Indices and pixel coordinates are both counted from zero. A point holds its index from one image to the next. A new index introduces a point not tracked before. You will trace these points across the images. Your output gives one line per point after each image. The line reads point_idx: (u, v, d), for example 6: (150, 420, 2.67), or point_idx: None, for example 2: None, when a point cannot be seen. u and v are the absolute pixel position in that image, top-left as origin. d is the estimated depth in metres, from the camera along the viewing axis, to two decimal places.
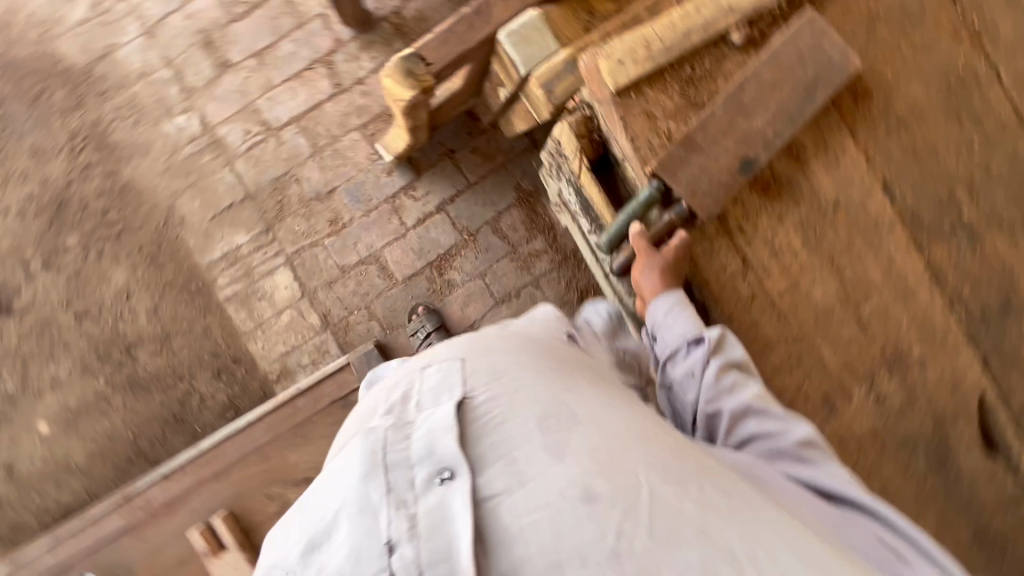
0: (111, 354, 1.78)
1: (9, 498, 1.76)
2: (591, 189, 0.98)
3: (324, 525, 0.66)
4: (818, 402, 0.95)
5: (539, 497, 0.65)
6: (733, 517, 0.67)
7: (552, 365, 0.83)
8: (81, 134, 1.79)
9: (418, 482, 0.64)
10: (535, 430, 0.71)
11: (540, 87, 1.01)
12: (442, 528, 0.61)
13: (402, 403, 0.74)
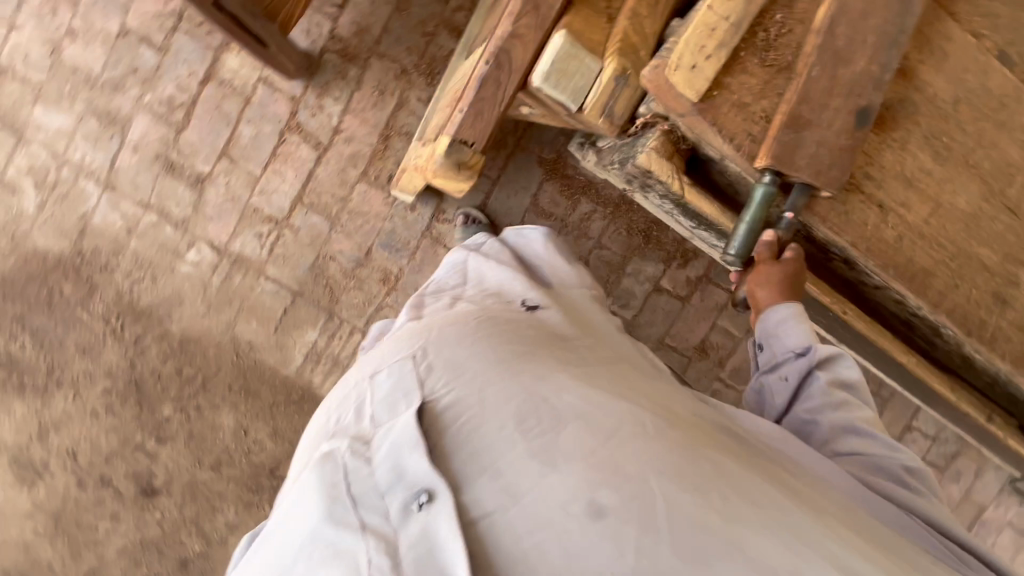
0: (261, 485, 1.84)
1: None
2: (698, 201, 0.92)
3: (303, 566, 0.67)
4: (990, 302, 0.91)
5: (533, 512, 0.64)
6: (740, 505, 0.65)
7: (513, 351, 0.85)
8: (115, 315, 1.73)
9: (397, 513, 0.65)
10: (518, 439, 0.70)
11: (597, 117, 0.90)
12: (431, 551, 0.62)
13: (367, 429, 0.77)
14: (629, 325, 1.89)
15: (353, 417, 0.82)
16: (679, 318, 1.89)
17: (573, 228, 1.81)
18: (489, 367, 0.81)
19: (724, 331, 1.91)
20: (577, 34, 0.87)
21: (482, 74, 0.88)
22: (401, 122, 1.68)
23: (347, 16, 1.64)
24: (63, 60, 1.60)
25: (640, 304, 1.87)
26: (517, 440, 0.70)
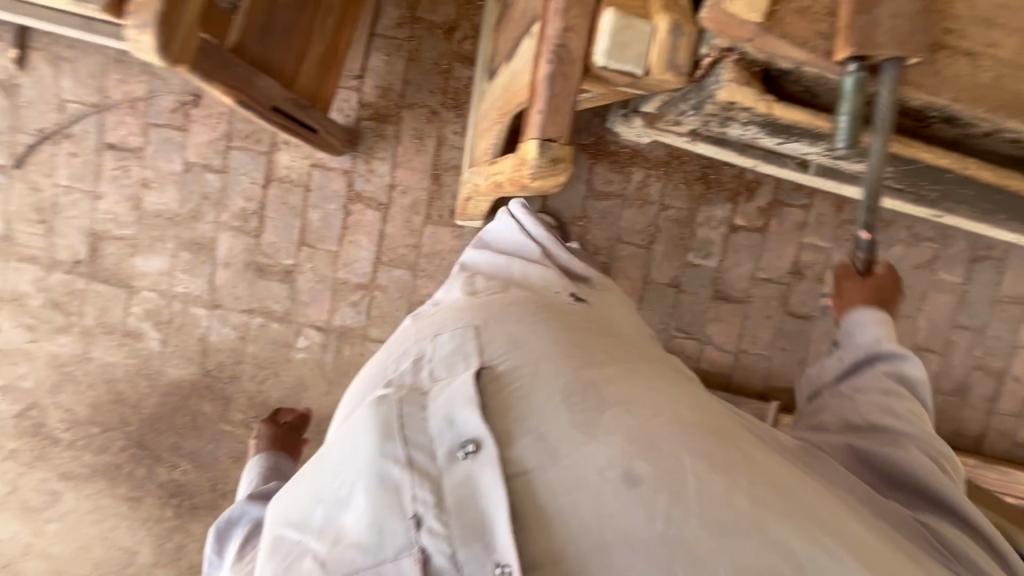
0: None
1: None
2: (789, 114, 0.94)
3: (343, 496, 0.68)
4: None
5: (571, 471, 0.66)
6: (765, 495, 0.65)
7: (568, 342, 0.86)
8: (252, 418, 1.86)
9: (442, 457, 0.67)
10: (565, 408, 0.72)
11: (663, 72, 0.93)
12: (471, 500, 0.64)
13: (419, 383, 0.78)
14: (717, 272, 1.90)
15: (407, 369, 0.83)
16: (762, 249, 1.89)
17: (632, 198, 1.86)
18: (542, 347, 0.83)
19: (812, 247, 1.89)
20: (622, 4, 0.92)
21: (548, 74, 0.95)
22: (446, 158, 1.77)
23: (369, 81, 1.75)
24: (145, 208, 1.77)
25: (721, 249, 1.89)
26: (563, 408, 0.72)
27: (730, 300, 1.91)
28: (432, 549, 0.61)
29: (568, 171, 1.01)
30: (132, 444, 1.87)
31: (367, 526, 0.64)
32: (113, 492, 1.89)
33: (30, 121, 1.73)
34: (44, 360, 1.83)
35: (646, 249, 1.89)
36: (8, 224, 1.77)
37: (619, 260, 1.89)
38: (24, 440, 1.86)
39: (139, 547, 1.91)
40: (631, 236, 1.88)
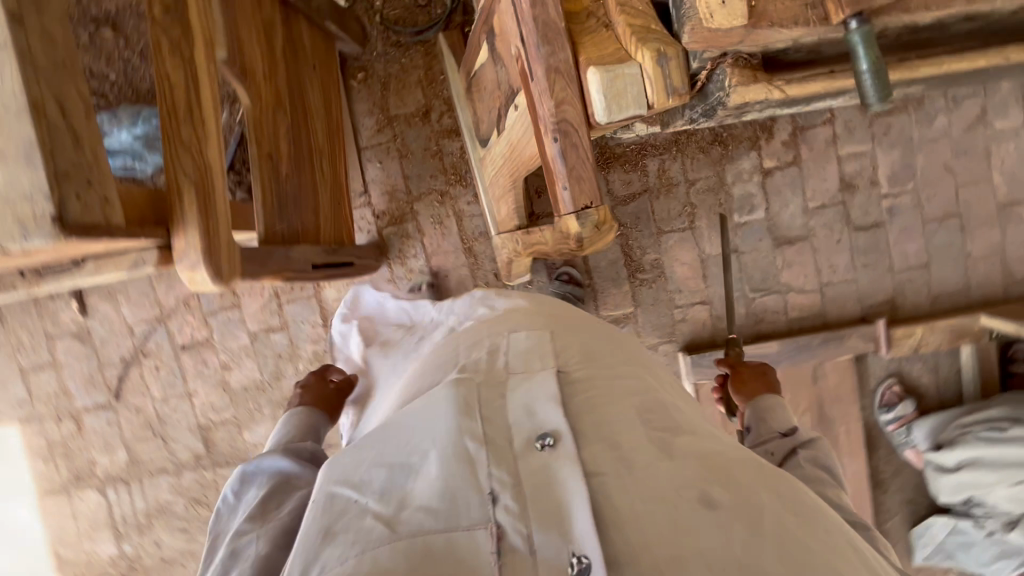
0: None
1: None
2: (808, 86, 0.93)
3: (409, 460, 0.65)
4: None
5: (647, 480, 0.60)
6: (835, 553, 0.58)
7: (630, 367, 0.84)
8: None
9: (520, 444, 0.63)
10: (639, 426, 0.69)
11: (670, 99, 0.92)
12: (552, 490, 0.58)
13: (489, 373, 0.75)
14: (768, 221, 1.85)
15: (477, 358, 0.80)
16: (803, 180, 1.83)
17: (657, 186, 1.83)
18: (611, 366, 0.81)
19: (851, 155, 1.82)
20: (600, 59, 0.93)
21: (559, 152, 0.96)
22: (472, 229, 1.81)
23: (374, 191, 1.80)
24: (234, 387, 1.88)
25: (763, 197, 1.84)
26: (637, 432, 0.67)
27: (792, 241, 1.86)
28: (507, 528, 0.55)
29: (612, 229, 1.02)
30: None
31: (438, 494, 0.59)
32: None
33: (111, 354, 1.88)
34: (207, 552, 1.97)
35: (692, 229, 1.85)
36: (130, 449, 1.93)
37: (669, 250, 1.86)
38: None
39: None
40: (671, 222, 1.85)
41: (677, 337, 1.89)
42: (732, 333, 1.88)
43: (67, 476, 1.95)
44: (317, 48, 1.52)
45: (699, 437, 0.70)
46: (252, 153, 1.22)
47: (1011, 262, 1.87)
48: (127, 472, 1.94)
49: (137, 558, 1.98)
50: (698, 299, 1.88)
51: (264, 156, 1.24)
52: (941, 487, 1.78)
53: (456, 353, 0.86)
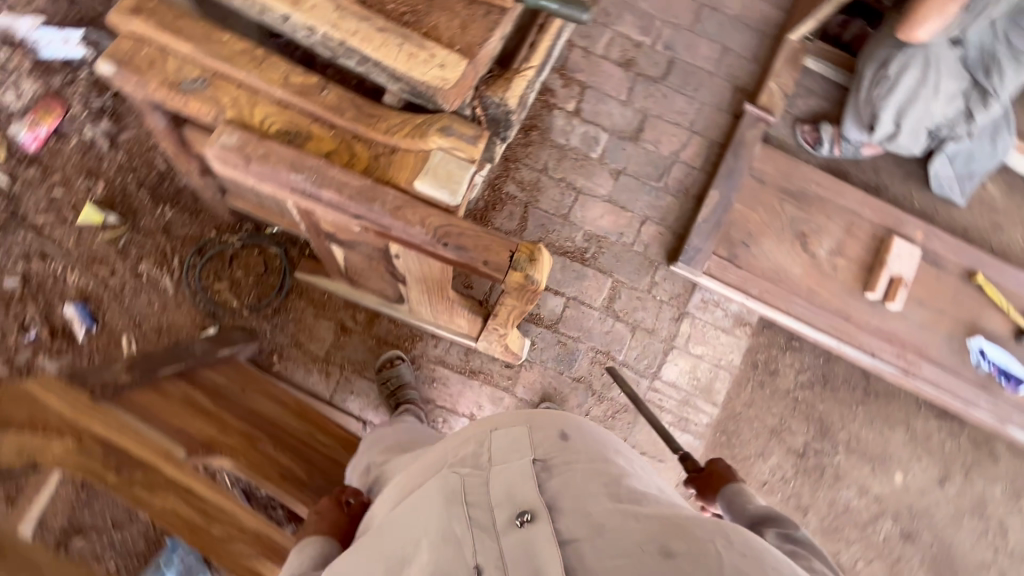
0: (810, 458, 1.95)
1: (955, 462, 1.99)
2: (542, 49, 1.14)
3: (411, 552, 0.73)
4: None
5: (609, 542, 0.68)
6: None
7: (607, 443, 0.88)
8: None
9: (503, 525, 0.72)
10: (608, 491, 0.75)
11: (479, 144, 1.09)
12: (529, 563, 0.67)
13: (474, 461, 0.82)
14: (615, 133, 2.04)
15: (470, 444, 0.85)
16: (602, 90, 2.05)
17: (530, 193, 1.98)
18: (594, 443, 0.86)
19: (608, 47, 2.08)
20: (413, 172, 1.07)
21: (456, 247, 1.04)
22: (458, 357, 1.87)
23: (371, 414, 1.82)
24: None
25: (594, 125, 2.03)
26: (610, 496, 0.75)
27: (642, 126, 2.05)
28: None
29: (541, 248, 1.07)
30: None
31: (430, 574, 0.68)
32: None
33: None
34: None
35: (581, 191, 2.00)
36: None
37: (585, 219, 1.99)
38: None
39: None
40: (565, 202, 1.99)
41: (658, 260, 1.99)
42: (683, 216, 2.01)
43: None
44: (232, 374, 1.58)
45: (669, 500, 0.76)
46: (271, 485, 1.27)
47: None
48: None
49: None
50: (640, 223, 2.00)
51: (281, 479, 1.28)
52: (904, 144, 1.91)
53: (442, 450, 0.87)
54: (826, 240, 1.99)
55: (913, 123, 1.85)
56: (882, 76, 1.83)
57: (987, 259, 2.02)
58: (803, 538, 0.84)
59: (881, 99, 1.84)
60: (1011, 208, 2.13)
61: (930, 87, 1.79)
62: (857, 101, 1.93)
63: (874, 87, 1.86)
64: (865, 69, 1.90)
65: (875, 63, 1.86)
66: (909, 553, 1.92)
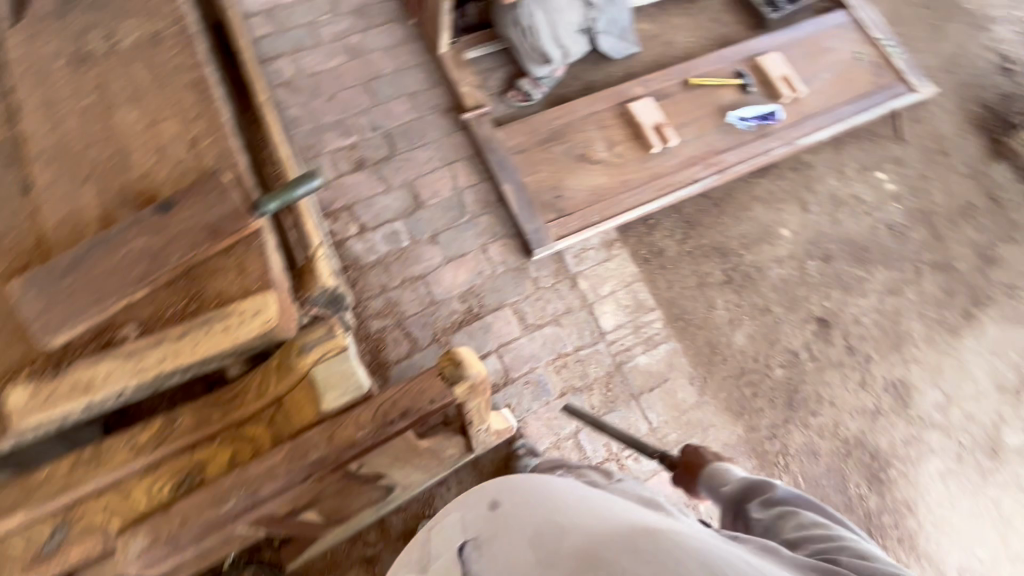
0: (735, 276, 2.24)
1: (800, 190, 2.43)
2: (311, 222, 1.13)
3: None
4: (176, 45, 1.16)
5: None
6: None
7: (541, 492, 0.90)
8: (776, 461, 1.98)
9: None
10: (531, 548, 0.79)
11: (338, 332, 1.09)
12: None
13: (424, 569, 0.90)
14: (403, 215, 2.15)
15: (422, 554, 0.93)
16: (363, 197, 2.15)
17: (393, 313, 2.01)
18: (525, 499, 0.89)
19: (336, 167, 2.18)
20: (311, 402, 1.05)
21: (402, 414, 1.05)
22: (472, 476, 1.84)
23: None
24: None
25: (384, 225, 2.12)
26: (528, 558, 0.78)
27: (415, 194, 2.19)
28: None
29: (455, 350, 1.13)
30: (878, 541, 1.92)
31: None
32: (922, 525, 1.96)
33: None
34: None
35: (424, 274, 2.08)
36: None
37: (448, 289, 2.07)
38: None
39: (936, 469, 2.03)
40: (423, 293, 2.05)
41: (521, 262, 2.13)
42: (504, 220, 2.18)
43: None
44: None
45: (593, 530, 0.79)
46: None
47: (395, 40, 2.41)
48: None
49: None
50: (484, 253, 2.13)
51: None
52: (575, 50, 2.35)
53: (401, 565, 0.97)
54: (598, 145, 2.31)
55: (568, 37, 2.29)
56: (524, 30, 2.23)
57: (685, 66, 2.49)
58: (782, 496, 1.04)
59: (537, 43, 2.25)
60: (664, 27, 2.66)
61: (555, 11, 2.22)
62: (524, 53, 2.32)
63: (526, 39, 2.26)
64: (508, 32, 2.28)
65: (512, 25, 2.25)
66: (837, 267, 2.30)
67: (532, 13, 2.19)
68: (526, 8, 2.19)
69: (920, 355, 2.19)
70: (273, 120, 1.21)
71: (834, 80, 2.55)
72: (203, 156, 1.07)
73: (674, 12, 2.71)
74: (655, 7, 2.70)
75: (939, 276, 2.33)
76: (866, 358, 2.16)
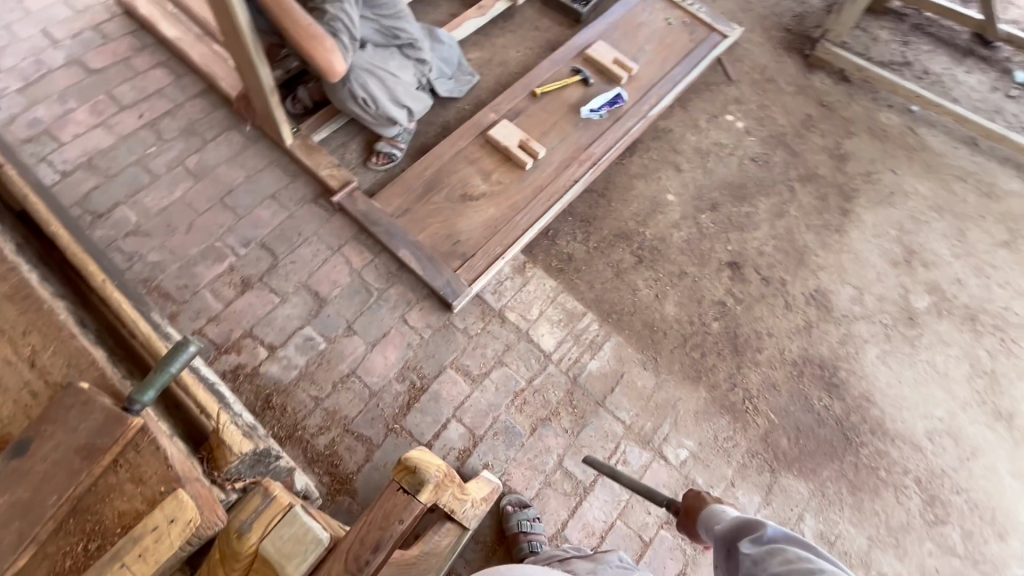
0: (645, 253, 2.32)
1: (669, 154, 2.57)
2: (203, 392, 1.02)
3: None
4: None
5: None
6: None
7: None
8: (746, 408, 2.05)
9: None
10: None
11: (275, 493, 0.98)
12: None
13: None
14: (309, 318, 2.03)
15: None
16: (260, 315, 2.01)
17: (336, 421, 1.88)
18: None
19: (220, 296, 2.03)
20: None
21: (376, 549, 0.97)
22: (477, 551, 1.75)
23: None
24: None
25: (294, 335, 1.99)
26: None
27: (314, 292, 2.08)
28: None
29: (407, 455, 1.07)
30: (856, 440, 2.04)
31: None
32: (884, 410, 2.10)
33: None
34: (915, 559, 1.88)
35: (354, 368, 1.97)
36: None
37: (383, 374, 1.97)
38: (950, 495, 1.99)
39: (875, 356, 2.20)
40: (360, 388, 1.94)
41: (445, 319, 2.08)
42: (413, 284, 2.13)
43: None
44: None
45: None
46: None
47: (237, 147, 2.30)
48: None
49: None
50: (405, 323, 2.06)
51: None
52: (418, 106, 2.33)
53: None
54: (474, 179, 2.32)
55: (408, 96, 2.27)
56: (362, 101, 2.16)
57: (525, 79, 2.58)
58: (771, 534, 1.12)
59: (381, 110, 2.20)
60: (493, 50, 2.74)
61: (388, 75, 2.17)
62: (369, 120, 2.27)
63: (368, 108, 2.20)
64: (347, 106, 2.20)
65: (349, 99, 2.16)
66: (726, 211, 2.45)
67: (366, 84, 2.13)
68: (358, 81, 2.12)
69: (822, 261, 2.37)
70: (123, 304, 1.09)
71: (657, 49, 2.74)
72: (51, 368, 0.94)
73: (497, 34, 2.80)
74: (479, 35, 2.78)
75: (809, 187, 2.55)
76: (782, 282, 2.31)
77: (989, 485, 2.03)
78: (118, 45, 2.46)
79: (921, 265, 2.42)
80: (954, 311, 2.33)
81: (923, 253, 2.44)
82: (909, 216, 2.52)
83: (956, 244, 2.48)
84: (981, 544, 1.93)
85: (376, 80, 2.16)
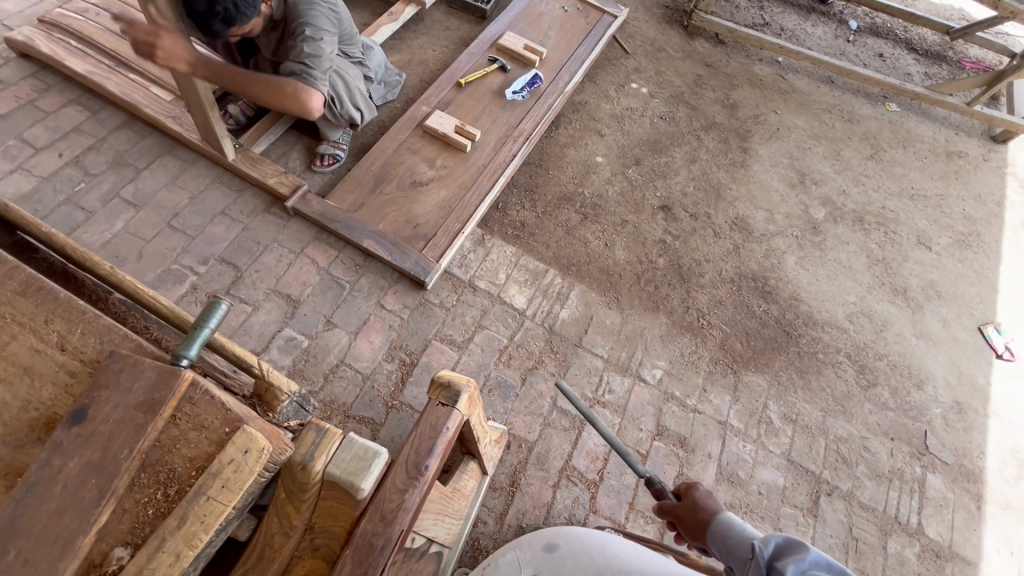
0: (588, 210, 2.55)
1: (590, 123, 2.84)
2: (236, 348, 1.08)
3: None
4: None
5: None
6: None
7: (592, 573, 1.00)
8: (702, 325, 2.32)
9: None
10: None
11: (327, 426, 1.05)
12: None
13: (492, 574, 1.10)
14: (287, 319, 2.06)
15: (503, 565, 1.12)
16: (236, 326, 2.02)
17: (335, 409, 1.92)
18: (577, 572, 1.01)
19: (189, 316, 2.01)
20: (344, 501, 1.01)
21: (431, 455, 1.07)
22: (497, 496, 1.86)
23: None
24: (772, 526, 1.95)
25: (274, 338, 2.02)
26: None
27: (286, 295, 2.11)
28: None
29: (439, 376, 1.19)
30: (795, 334, 2.37)
31: None
32: (811, 305, 2.46)
33: None
34: (860, 419, 2.22)
35: (341, 358, 2.02)
36: (888, 546, 1.98)
37: (372, 358, 2.04)
38: (875, 362, 2.37)
39: (794, 263, 2.56)
40: (352, 375, 1.99)
41: (420, 297, 2.19)
42: (382, 271, 2.22)
43: (958, 567, 1.99)
44: None
45: None
46: None
47: (175, 172, 2.29)
48: (901, 530, 2.02)
49: (923, 457, 2.18)
50: (383, 308, 2.14)
51: None
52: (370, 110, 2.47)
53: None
54: (420, 168, 2.45)
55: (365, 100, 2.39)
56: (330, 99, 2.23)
57: (448, 73, 2.76)
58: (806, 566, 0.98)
59: (344, 109, 2.29)
60: (412, 52, 2.91)
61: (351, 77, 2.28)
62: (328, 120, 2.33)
63: (332, 108, 2.26)
64: None
65: None
66: (649, 163, 2.75)
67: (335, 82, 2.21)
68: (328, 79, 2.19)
69: (736, 193, 2.73)
70: (132, 279, 1.17)
71: (560, 33, 3.02)
72: (84, 348, 0.96)
73: (412, 38, 2.97)
74: (395, 41, 2.93)
75: (712, 134, 2.92)
76: (707, 215, 2.63)
77: (902, 348, 2.43)
78: (19, 88, 2.35)
79: (813, 183, 2.84)
80: (846, 216, 2.76)
81: (813, 174, 2.88)
82: (796, 146, 2.96)
83: (836, 163, 2.95)
84: (906, 395, 2.31)
85: (342, 81, 2.25)
